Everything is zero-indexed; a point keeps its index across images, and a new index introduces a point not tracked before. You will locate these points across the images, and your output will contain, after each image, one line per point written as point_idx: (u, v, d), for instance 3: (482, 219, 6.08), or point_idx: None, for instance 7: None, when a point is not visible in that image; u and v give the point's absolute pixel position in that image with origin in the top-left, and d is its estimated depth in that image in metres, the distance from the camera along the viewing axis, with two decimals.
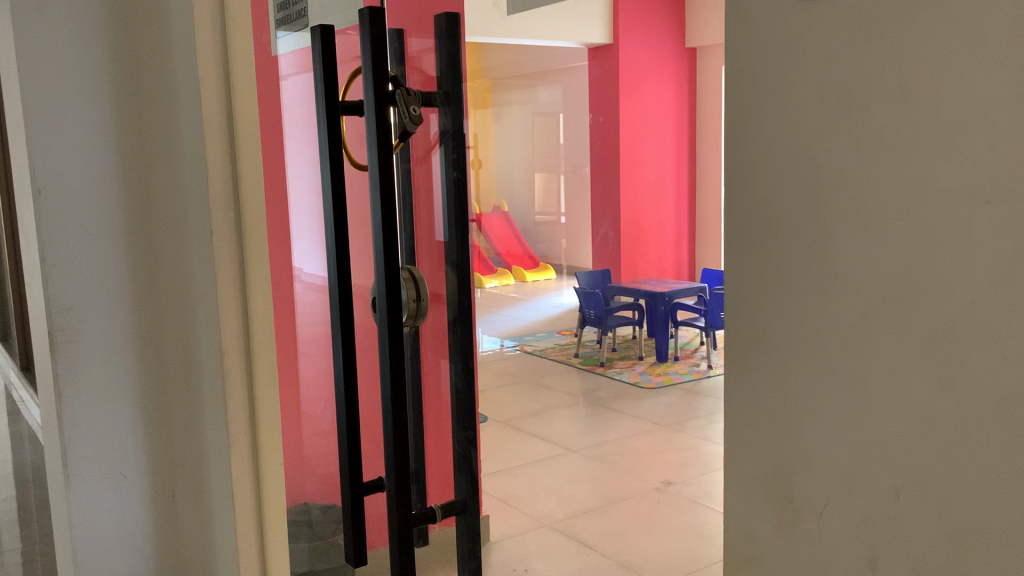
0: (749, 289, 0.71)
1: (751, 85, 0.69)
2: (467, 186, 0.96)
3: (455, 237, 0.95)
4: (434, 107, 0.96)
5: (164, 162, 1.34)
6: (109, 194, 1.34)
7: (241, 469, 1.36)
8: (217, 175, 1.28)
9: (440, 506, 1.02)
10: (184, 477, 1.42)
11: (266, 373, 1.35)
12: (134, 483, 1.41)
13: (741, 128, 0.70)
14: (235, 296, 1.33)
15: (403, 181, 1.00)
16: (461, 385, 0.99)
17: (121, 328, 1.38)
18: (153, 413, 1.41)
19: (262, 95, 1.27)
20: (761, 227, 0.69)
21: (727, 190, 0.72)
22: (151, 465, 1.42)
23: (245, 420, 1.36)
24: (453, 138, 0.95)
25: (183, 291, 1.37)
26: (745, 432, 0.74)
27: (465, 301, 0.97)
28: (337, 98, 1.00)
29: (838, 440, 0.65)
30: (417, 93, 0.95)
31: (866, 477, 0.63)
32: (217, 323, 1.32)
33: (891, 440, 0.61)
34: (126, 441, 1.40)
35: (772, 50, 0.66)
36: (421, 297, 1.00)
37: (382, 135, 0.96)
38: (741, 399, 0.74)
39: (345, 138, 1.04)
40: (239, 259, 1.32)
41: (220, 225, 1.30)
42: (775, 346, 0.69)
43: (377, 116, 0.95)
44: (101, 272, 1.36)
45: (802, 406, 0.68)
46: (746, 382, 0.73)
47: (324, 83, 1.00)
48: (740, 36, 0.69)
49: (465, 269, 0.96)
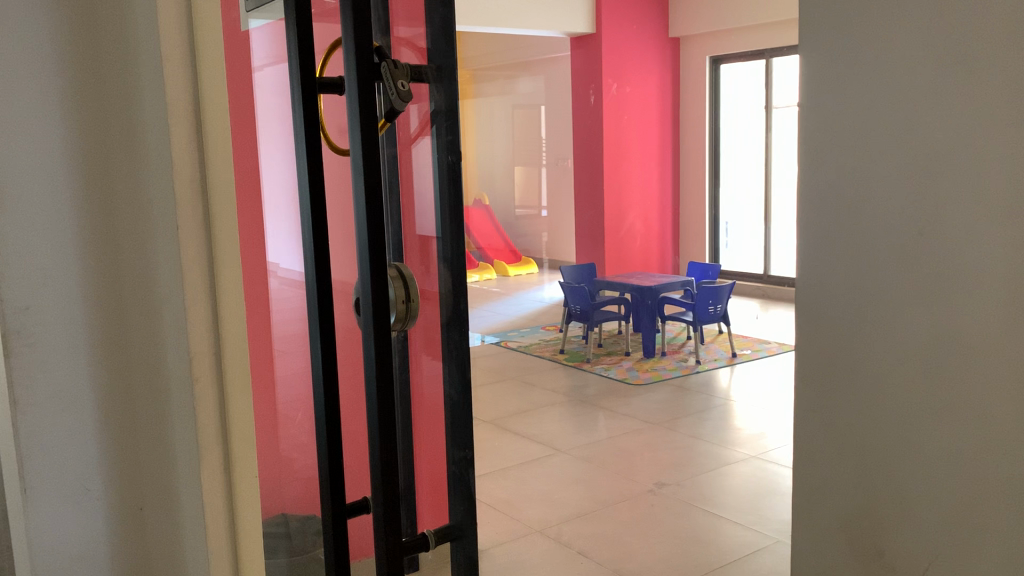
0: (975, 502, 2.15)
1: (975, 428, 2.13)
2: (458, 171, 0.91)
3: (449, 229, 0.90)
4: (424, 83, 0.90)
5: (121, 98, 0.91)
6: (52, 132, 0.87)
7: (214, 502, 1.00)
8: (179, 127, 0.93)
9: (433, 532, 0.94)
10: (154, 503, 0.97)
11: (241, 406, 1.02)
12: (93, 514, 0.92)
13: (965, 461, 2.16)
14: (203, 292, 0.97)
15: (388, 165, 0.92)
16: (452, 392, 0.94)
17: (72, 336, 0.90)
18: (116, 425, 0.94)
19: (233, 81, 1.25)
20: (976, 487, 2.14)
21: (967, 467, 2.16)
22: (116, 495, 0.94)
23: (216, 432, 1.00)
24: (446, 116, 0.90)
25: (144, 283, 0.95)
26: (962, 546, 2.20)
27: (460, 303, 0.92)
28: (314, 75, 0.90)
29: (937, 523, 2.26)
30: (404, 67, 0.86)
31: (975, 537, 2.17)
32: (183, 318, 0.96)
33: (1013, 524, 2.07)
34: (81, 465, 0.91)
35: (965, 425, 2.15)
36: (410, 298, 0.90)
37: (365, 110, 0.82)
38: (968, 541, 2.19)
39: (325, 123, 0.95)
40: (207, 253, 0.97)
41: (186, 218, 0.95)
42: (983, 519, 2.14)
43: (360, 91, 0.81)
44: (52, 253, 0.88)
45: (902, 514, 2.35)
46: (965, 533, 2.19)
47: (300, 60, 0.89)
48: (956, 414, 2.17)
49: (457, 263, 0.91)
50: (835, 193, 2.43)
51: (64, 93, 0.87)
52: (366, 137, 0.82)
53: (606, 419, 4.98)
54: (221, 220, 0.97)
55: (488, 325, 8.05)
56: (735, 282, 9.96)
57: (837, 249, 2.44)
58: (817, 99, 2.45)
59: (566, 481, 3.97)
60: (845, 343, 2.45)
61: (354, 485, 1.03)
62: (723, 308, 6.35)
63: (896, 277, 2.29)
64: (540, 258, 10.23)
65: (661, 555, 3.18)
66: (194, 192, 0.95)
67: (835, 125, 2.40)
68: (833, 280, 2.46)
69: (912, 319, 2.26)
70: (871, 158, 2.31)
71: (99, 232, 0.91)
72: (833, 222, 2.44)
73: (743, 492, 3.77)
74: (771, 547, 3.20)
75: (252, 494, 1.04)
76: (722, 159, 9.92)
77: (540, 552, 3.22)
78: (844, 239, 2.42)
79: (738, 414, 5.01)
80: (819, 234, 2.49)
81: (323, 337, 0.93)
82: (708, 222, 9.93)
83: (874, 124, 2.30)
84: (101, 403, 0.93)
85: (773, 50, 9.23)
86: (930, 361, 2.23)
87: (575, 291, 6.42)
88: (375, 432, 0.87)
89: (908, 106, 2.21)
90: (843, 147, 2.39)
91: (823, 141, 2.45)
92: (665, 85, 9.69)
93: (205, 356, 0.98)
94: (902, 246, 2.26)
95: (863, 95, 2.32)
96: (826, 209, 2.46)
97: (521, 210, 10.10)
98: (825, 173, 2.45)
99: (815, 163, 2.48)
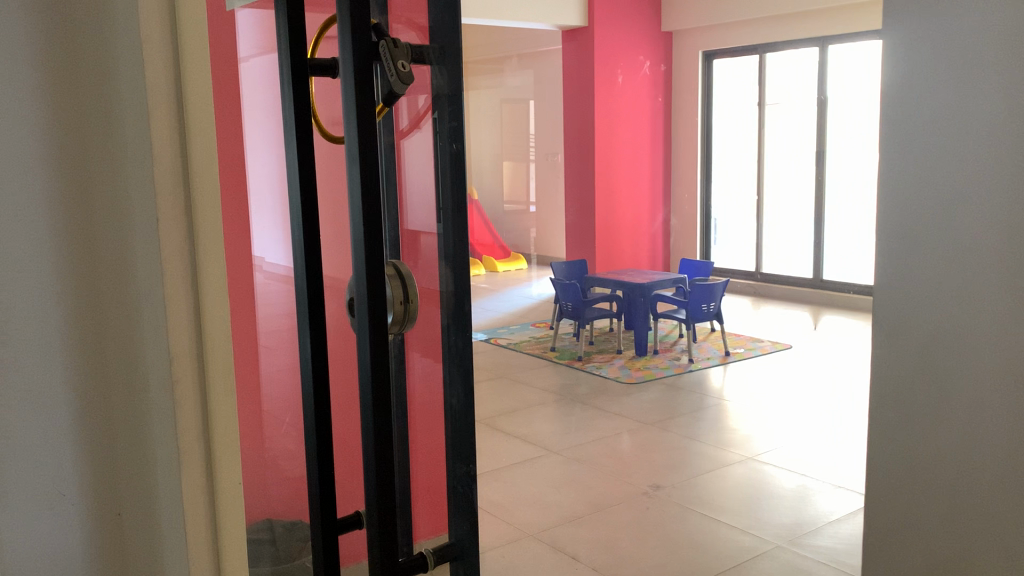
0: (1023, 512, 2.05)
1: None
2: (463, 161, 0.88)
3: (452, 224, 0.87)
4: (426, 65, 0.86)
5: (95, 66, 0.78)
6: (16, 91, 0.73)
7: (197, 507, 0.88)
8: (158, 81, 0.82)
9: (433, 551, 0.92)
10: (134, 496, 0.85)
11: (224, 410, 0.90)
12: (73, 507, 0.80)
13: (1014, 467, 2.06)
14: (184, 281, 0.86)
15: (387, 155, 0.89)
16: (456, 402, 0.91)
17: (47, 332, 0.77)
18: (95, 407, 0.81)
19: (217, 66, 1.19)
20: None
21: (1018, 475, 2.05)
22: (95, 484, 0.82)
23: (196, 427, 0.88)
24: (449, 102, 0.86)
25: (123, 269, 0.82)
26: (1007, 559, 2.10)
27: (462, 307, 0.90)
28: (306, 58, 0.85)
29: (983, 533, 2.16)
30: (405, 47, 0.81)
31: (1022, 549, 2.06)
32: (162, 308, 0.85)
33: None
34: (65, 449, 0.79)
35: (1016, 431, 2.04)
36: (409, 298, 0.88)
37: (358, 93, 0.76)
38: (1016, 554, 2.08)
39: (315, 110, 0.89)
40: (190, 250, 0.86)
41: (167, 207, 0.84)
42: None
43: (354, 73, 0.75)
44: (21, 230, 0.74)
45: (945, 524, 2.26)
46: (1011, 546, 2.09)
47: (292, 38, 0.84)
48: (1007, 418, 2.06)
49: (458, 263, 0.88)
50: (924, 191, 2.22)
51: (36, 54, 0.74)
52: (362, 124, 0.76)
53: (600, 418, 4.94)
54: (204, 194, 0.87)
55: (477, 322, 8.03)
56: (727, 279, 10.04)
57: (926, 250, 2.23)
58: (898, 92, 2.25)
59: (557, 483, 3.93)
60: (927, 356, 2.26)
61: (345, 499, 0.99)
62: (715, 306, 6.31)
63: (989, 283, 2.08)
64: (529, 254, 10.06)
65: (665, 562, 3.12)
66: (176, 178, 0.84)
67: (921, 117, 2.20)
68: (916, 283, 2.27)
69: (1000, 324, 2.06)
70: (960, 148, 2.12)
71: (73, 209, 0.78)
72: (921, 221, 2.24)
73: (737, 496, 3.73)
74: (770, 553, 3.16)
75: (235, 505, 0.93)
76: (714, 159, 9.99)
77: (528, 556, 3.18)
78: (933, 239, 2.21)
79: (732, 413, 4.97)
80: (901, 238, 2.29)
81: (315, 343, 0.87)
82: (698, 218, 9.99)
83: (964, 114, 2.10)
84: (79, 407, 0.80)
85: (766, 46, 9.29)
86: (986, 360, 2.10)
87: (567, 289, 6.37)
88: (371, 448, 0.82)
89: (1003, 89, 2.01)
90: (928, 141, 2.19)
91: (903, 139, 2.25)
92: (657, 81, 9.66)
93: (186, 355, 0.87)
94: (990, 249, 2.07)
95: (944, 78, 2.13)
96: (910, 208, 2.26)
97: (509, 205, 9.53)
98: (907, 172, 2.26)
99: (894, 160, 2.28)
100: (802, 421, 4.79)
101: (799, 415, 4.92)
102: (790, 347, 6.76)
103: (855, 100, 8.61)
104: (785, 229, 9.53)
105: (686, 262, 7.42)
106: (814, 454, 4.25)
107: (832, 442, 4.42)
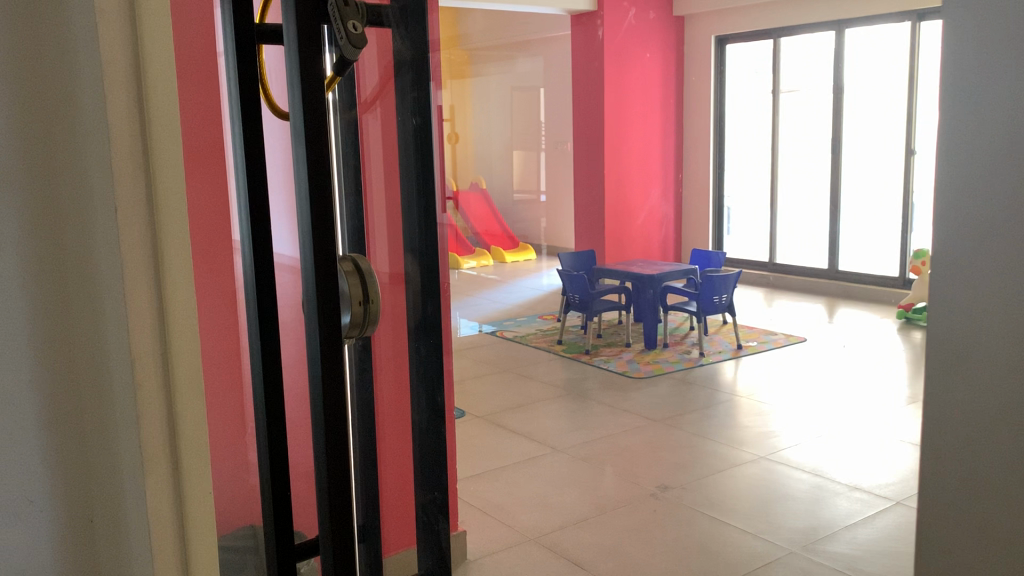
0: None
1: None
2: (429, 138, 0.90)
3: (417, 220, 0.92)
4: (386, 28, 0.89)
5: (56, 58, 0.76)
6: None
7: (162, 520, 0.86)
8: (118, 93, 0.78)
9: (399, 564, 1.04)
10: (104, 503, 0.84)
11: (195, 421, 0.87)
12: (40, 508, 0.80)
13: None
14: (150, 298, 0.82)
15: (347, 127, 0.92)
16: (424, 430, 0.97)
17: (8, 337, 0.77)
18: (62, 414, 0.81)
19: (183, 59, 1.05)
20: None
21: None
22: (65, 491, 0.82)
23: (164, 442, 0.85)
24: (412, 70, 0.89)
25: (85, 269, 0.80)
26: None
27: (428, 311, 0.95)
28: (253, 24, 1.03)
29: None
30: (354, 6, 0.85)
31: None
32: (125, 324, 0.81)
33: None
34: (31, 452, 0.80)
35: None
36: (369, 296, 0.95)
37: (304, 70, 0.83)
38: None
39: (265, 78, 1.05)
40: (152, 248, 0.82)
41: (127, 205, 0.80)
42: None
43: (301, 51, 0.83)
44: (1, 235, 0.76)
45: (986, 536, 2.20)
46: None
47: (235, 12, 1.03)
48: None
49: (425, 255, 0.93)
50: (989, 195, 2.09)
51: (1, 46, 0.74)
52: (309, 102, 0.83)
53: (607, 414, 4.85)
54: (167, 202, 0.82)
55: (483, 314, 7.93)
56: (742, 270, 9.88)
57: (984, 259, 2.12)
58: (956, 87, 2.12)
59: (561, 483, 3.84)
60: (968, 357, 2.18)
61: (303, 507, 1.11)
62: (727, 298, 6.21)
63: None
64: (538, 245, 8.45)
65: (675, 567, 3.04)
66: (135, 170, 0.80)
67: (980, 116, 2.08)
68: (970, 293, 2.16)
69: None
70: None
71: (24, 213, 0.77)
72: (983, 227, 2.11)
73: (750, 497, 3.63)
74: (782, 560, 3.06)
75: (207, 520, 0.90)
76: (727, 146, 9.86)
77: (531, 563, 3.08)
78: (995, 242, 2.09)
79: (744, 409, 4.88)
80: (962, 243, 2.16)
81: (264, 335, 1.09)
82: (710, 205, 9.86)
83: None
84: (50, 413, 0.80)
85: (781, 30, 9.17)
86: None
87: (574, 281, 6.28)
88: (322, 446, 0.91)
89: None
90: (990, 141, 2.07)
91: (977, 105, 2.09)
92: (668, 67, 9.53)
93: (149, 362, 0.83)
94: None
95: (1007, 72, 2.01)
96: (971, 215, 2.13)
97: (520, 194, 8.23)
98: (963, 174, 2.14)
99: (952, 161, 2.16)
100: (819, 418, 4.69)
101: (815, 410, 4.82)
102: (804, 340, 6.66)
103: (872, 86, 8.50)
104: (801, 217, 9.43)
105: (696, 252, 7.33)
106: (833, 451, 4.16)
107: (849, 439, 4.32)
